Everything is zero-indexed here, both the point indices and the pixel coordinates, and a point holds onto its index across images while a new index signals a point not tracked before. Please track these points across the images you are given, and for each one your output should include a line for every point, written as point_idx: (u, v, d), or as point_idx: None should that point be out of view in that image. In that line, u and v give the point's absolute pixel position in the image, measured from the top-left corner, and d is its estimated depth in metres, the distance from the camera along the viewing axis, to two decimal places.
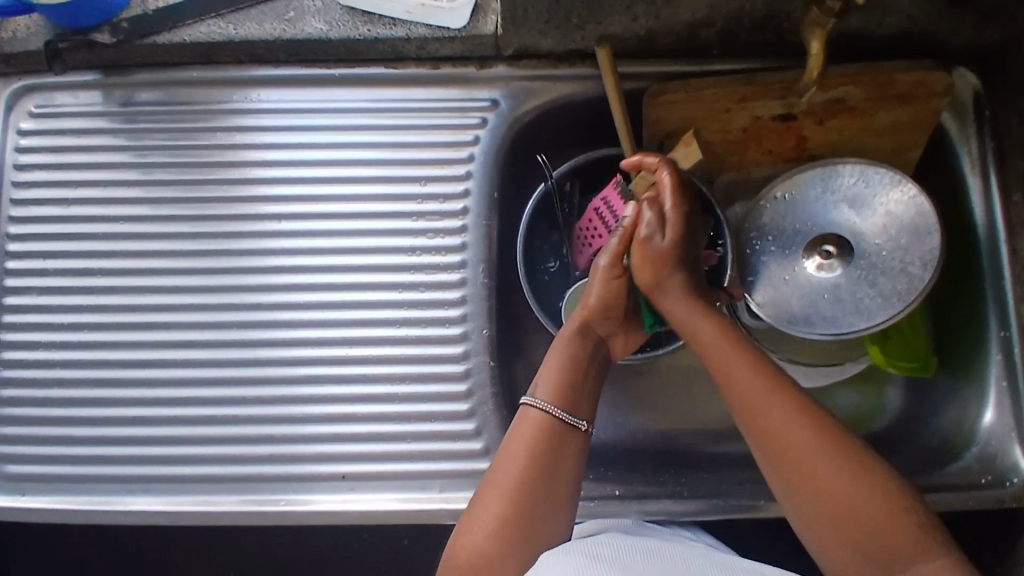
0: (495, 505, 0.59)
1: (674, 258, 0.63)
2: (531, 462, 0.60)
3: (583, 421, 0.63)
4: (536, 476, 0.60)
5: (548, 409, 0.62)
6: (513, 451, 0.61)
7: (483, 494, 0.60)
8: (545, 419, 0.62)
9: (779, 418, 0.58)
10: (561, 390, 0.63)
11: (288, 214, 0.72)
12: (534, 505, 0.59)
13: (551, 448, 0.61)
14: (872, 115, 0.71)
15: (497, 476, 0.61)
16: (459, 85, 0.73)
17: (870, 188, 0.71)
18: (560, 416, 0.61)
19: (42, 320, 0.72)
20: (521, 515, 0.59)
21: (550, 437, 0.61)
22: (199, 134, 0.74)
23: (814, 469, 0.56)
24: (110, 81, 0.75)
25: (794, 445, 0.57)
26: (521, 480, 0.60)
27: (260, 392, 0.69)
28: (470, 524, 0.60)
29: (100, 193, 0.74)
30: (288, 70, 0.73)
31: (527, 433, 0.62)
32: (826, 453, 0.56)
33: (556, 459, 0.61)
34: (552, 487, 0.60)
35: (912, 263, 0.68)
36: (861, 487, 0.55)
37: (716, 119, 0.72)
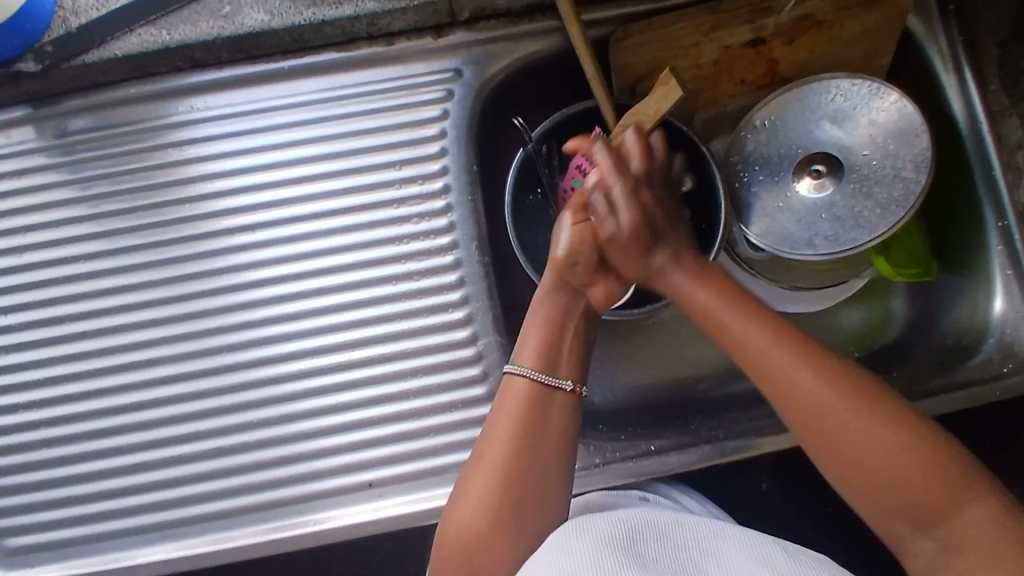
0: (484, 478, 0.56)
1: (637, 241, 0.61)
2: (519, 431, 0.56)
3: (569, 381, 0.59)
4: (525, 446, 0.56)
5: (531, 374, 0.58)
6: (500, 422, 0.57)
7: (471, 469, 0.57)
8: (528, 385, 0.58)
9: (813, 385, 0.52)
10: (537, 351, 0.59)
11: (260, 223, 0.68)
12: (526, 478, 0.55)
13: (539, 415, 0.57)
14: (840, 26, 0.70)
15: (486, 449, 0.57)
16: (418, 59, 0.69)
17: (850, 101, 0.70)
18: (543, 379, 0.58)
19: (17, 380, 0.67)
20: (512, 488, 0.55)
21: (537, 404, 0.57)
22: (149, 154, 0.69)
23: (864, 439, 0.50)
24: (42, 114, 0.69)
25: (822, 412, 0.51)
26: (508, 452, 0.56)
27: (265, 413, 0.66)
28: (460, 501, 0.56)
29: (53, 235, 0.68)
30: (233, 71, 0.69)
31: (512, 402, 0.58)
32: (873, 420, 0.50)
33: (544, 425, 0.57)
34: (544, 456, 0.56)
35: (904, 168, 0.67)
36: (920, 453, 0.49)
37: (686, 55, 0.70)
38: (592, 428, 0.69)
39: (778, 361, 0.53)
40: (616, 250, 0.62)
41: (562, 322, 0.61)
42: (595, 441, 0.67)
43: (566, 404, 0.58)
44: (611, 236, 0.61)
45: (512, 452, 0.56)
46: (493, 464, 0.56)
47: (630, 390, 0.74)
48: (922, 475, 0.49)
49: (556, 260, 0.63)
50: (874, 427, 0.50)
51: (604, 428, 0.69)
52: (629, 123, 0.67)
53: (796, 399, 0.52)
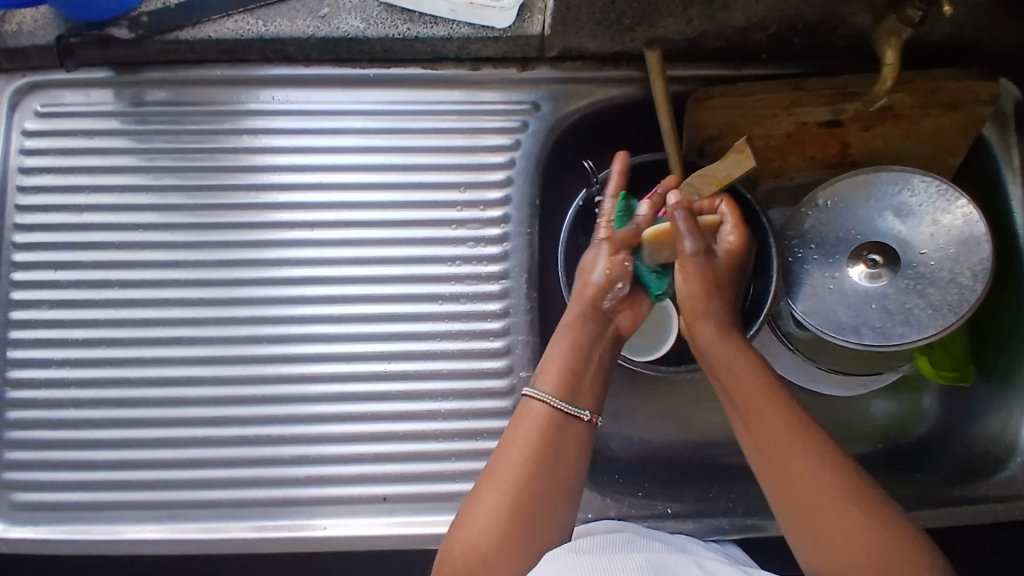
0: (493, 500, 0.54)
1: (716, 291, 0.60)
2: (535, 456, 0.55)
3: (587, 412, 0.57)
4: (543, 468, 0.55)
5: (552, 400, 0.56)
6: (518, 440, 0.56)
7: (481, 489, 0.55)
8: (548, 410, 0.56)
9: (771, 403, 0.54)
10: (563, 375, 0.57)
11: (318, 222, 0.68)
12: (535, 505, 0.54)
13: (555, 443, 0.55)
14: (917, 123, 0.70)
15: (496, 470, 0.55)
16: (500, 87, 0.70)
17: (917, 197, 0.70)
18: (563, 407, 0.56)
19: (54, 335, 0.67)
20: (520, 513, 0.53)
21: (556, 430, 0.56)
22: (222, 136, 0.70)
23: (801, 464, 0.52)
24: (123, 80, 0.70)
25: (808, 480, 0.52)
26: (520, 475, 0.54)
27: (293, 410, 0.66)
28: (466, 523, 0.54)
29: (114, 200, 0.69)
30: (318, 70, 0.69)
31: (529, 425, 0.56)
32: (852, 501, 0.51)
33: (563, 448, 0.56)
34: (557, 485, 0.55)
35: (962, 273, 0.67)
36: (848, 492, 0.52)
37: (761, 125, 0.71)
38: (607, 477, 0.69)
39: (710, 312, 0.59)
40: (695, 270, 0.59)
41: (587, 351, 0.59)
42: (613, 494, 0.67)
43: (583, 437, 0.57)
44: (699, 253, 0.59)
45: (523, 477, 0.54)
46: (505, 484, 0.54)
47: (650, 445, 0.74)
48: (842, 497, 0.51)
49: (590, 285, 0.62)
50: (814, 455, 0.53)
51: (620, 479, 0.69)
52: (696, 182, 0.67)
53: (759, 410, 0.54)
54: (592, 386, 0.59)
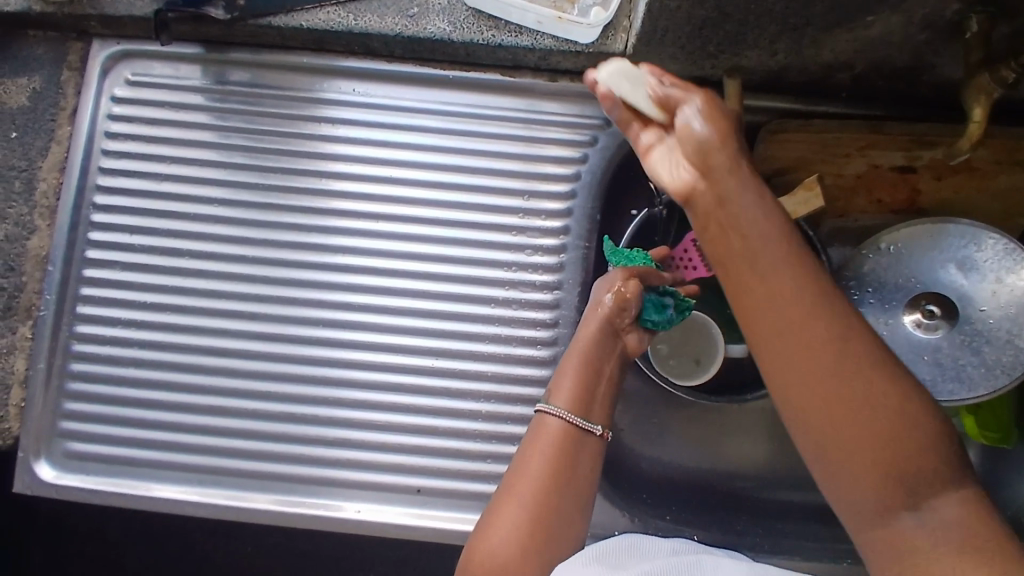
0: (512, 512, 0.56)
1: (767, 252, 0.50)
2: (554, 470, 0.57)
3: (599, 426, 0.60)
4: (554, 483, 0.57)
5: (566, 416, 0.59)
6: (533, 454, 0.58)
7: (499, 504, 0.57)
8: (563, 426, 0.59)
9: (807, 329, 0.49)
10: (576, 394, 0.60)
11: (383, 214, 0.70)
12: (553, 519, 0.56)
13: (567, 455, 0.58)
14: (992, 178, 0.69)
15: (515, 483, 0.57)
16: (575, 100, 0.71)
17: (984, 253, 0.69)
18: (578, 422, 0.58)
19: (121, 297, 0.70)
20: (538, 525, 0.56)
21: (568, 445, 0.58)
22: (300, 121, 0.72)
23: (828, 387, 0.48)
24: (212, 58, 0.73)
25: (814, 366, 0.48)
26: (539, 488, 0.56)
27: (340, 394, 0.68)
28: (489, 531, 0.56)
29: (191, 172, 0.72)
30: (400, 66, 0.71)
31: (545, 442, 0.58)
32: (858, 360, 0.48)
33: (574, 461, 0.58)
34: (574, 497, 0.57)
35: (1021, 336, 0.67)
36: (877, 381, 0.48)
37: (832, 163, 0.70)
38: (637, 497, 0.70)
39: (779, 271, 0.50)
40: None
41: (598, 370, 0.61)
42: (643, 514, 0.69)
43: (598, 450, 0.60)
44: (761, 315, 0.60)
45: (542, 490, 0.56)
46: (522, 500, 0.56)
47: (681, 469, 0.75)
48: (881, 414, 0.47)
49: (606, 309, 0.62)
50: (839, 353, 0.48)
51: (649, 500, 0.71)
52: None
53: (790, 359, 0.49)
54: (604, 402, 0.61)
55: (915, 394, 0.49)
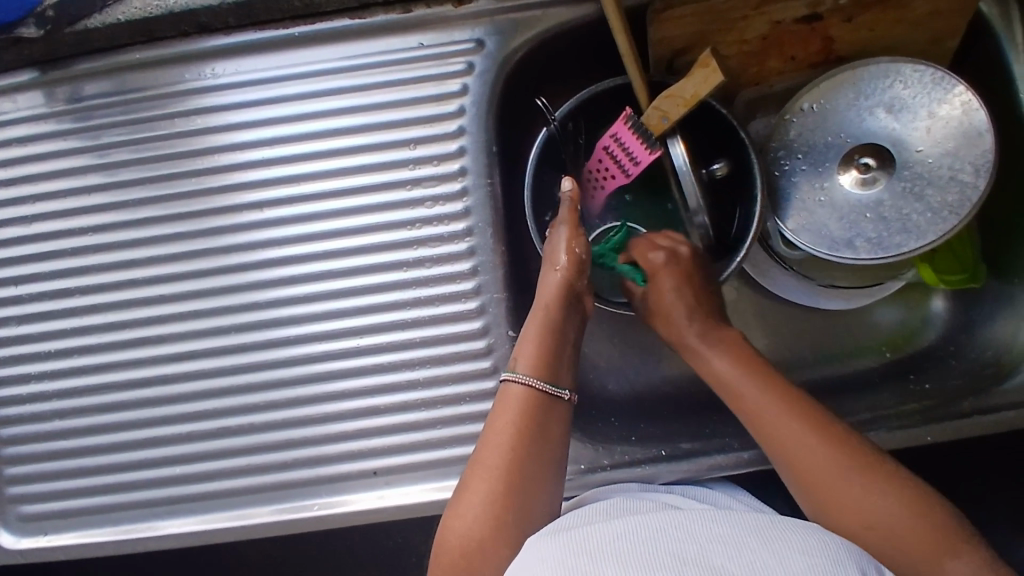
0: (482, 484, 0.52)
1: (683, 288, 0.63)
2: (520, 435, 0.54)
3: (566, 390, 0.57)
4: (526, 452, 0.53)
5: (529, 381, 0.55)
6: (498, 422, 0.55)
7: (470, 476, 0.54)
8: (526, 392, 0.55)
9: (765, 416, 0.55)
10: (535, 355, 0.56)
11: (267, 200, 0.65)
12: (526, 485, 0.52)
13: (537, 423, 0.55)
14: (908, 4, 0.62)
15: (484, 454, 0.54)
16: (438, 28, 0.64)
17: (910, 89, 0.63)
18: (540, 387, 0.55)
19: (28, 352, 0.67)
20: (510, 493, 0.52)
21: (535, 409, 0.55)
22: (156, 123, 0.66)
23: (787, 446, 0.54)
24: (47, 78, 0.66)
25: (805, 472, 0.53)
26: (508, 456, 0.53)
27: (275, 395, 0.65)
28: (460, 507, 0.53)
29: (60, 205, 0.67)
30: (242, 36, 0.64)
31: (510, 408, 0.55)
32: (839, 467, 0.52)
33: (542, 426, 0.55)
34: (546, 461, 0.54)
35: (963, 169, 0.62)
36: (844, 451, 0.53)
37: (731, 30, 0.63)
38: (605, 421, 0.68)
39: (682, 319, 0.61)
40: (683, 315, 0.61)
41: (563, 333, 0.58)
42: (605, 442, 0.65)
43: (563, 413, 0.56)
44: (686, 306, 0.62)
45: (512, 460, 0.53)
46: (493, 470, 0.53)
47: (641, 380, 0.74)
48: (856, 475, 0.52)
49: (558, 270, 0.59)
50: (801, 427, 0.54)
51: (617, 422, 0.68)
52: (662, 104, 0.60)
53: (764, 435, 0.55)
54: (567, 363, 0.58)
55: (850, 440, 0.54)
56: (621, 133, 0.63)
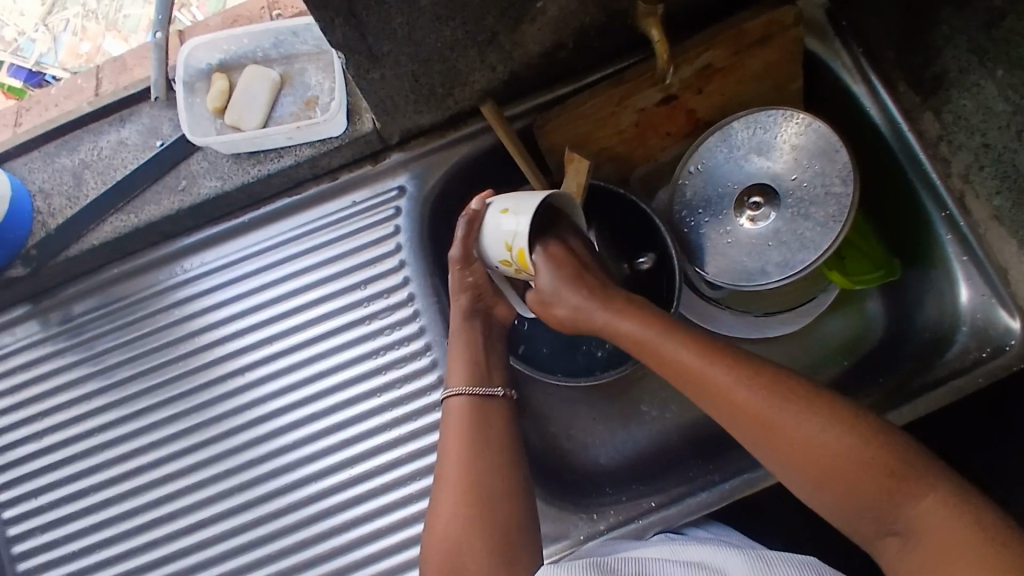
0: (451, 494, 0.61)
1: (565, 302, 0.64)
2: (472, 450, 0.63)
3: (500, 387, 0.67)
4: (480, 455, 0.63)
5: (469, 391, 0.65)
6: (452, 435, 0.64)
7: (441, 485, 0.62)
8: (467, 403, 0.65)
9: (734, 394, 0.55)
10: (465, 370, 0.66)
11: (249, 365, 0.73)
12: (488, 481, 0.62)
13: (484, 428, 0.64)
14: (742, 68, 0.74)
15: (449, 466, 0.62)
16: (364, 185, 0.75)
17: (769, 131, 0.73)
18: (479, 393, 0.65)
19: (56, 555, 0.72)
20: (472, 492, 0.61)
21: (479, 413, 0.65)
22: (142, 323, 0.75)
23: (779, 427, 0.54)
24: (42, 308, 0.76)
25: (765, 417, 0.54)
26: (465, 468, 0.62)
27: (288, 540, 0.70)
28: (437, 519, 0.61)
29: (67, 414, 0.74)
30: (202, 234, 0.75)
31: (457, 421, 0.64)
32: (779, 402, 0.54)
33: (488, 429, 0.64)
34: (502, 456, 0.63)
35: (833, 183, 0.70)
36: (828, 432, 0.53)
37: (607, 125, 0.74)
38: (598, 492, 0.72)
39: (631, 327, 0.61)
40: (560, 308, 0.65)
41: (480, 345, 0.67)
42: (600, 506, 0.69)
43: (502, 410, 0.66)
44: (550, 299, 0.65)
45: (472, 465, 0.62)
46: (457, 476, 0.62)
47: (630, 447, 0.76)
48: (859, 457, 0.52)
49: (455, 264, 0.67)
50: (785, 408, 0.54)
51: (611, 490, 0.72)
52: None
53: (762, 432, 0.54)
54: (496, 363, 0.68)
55: (843, 407, 0.54)
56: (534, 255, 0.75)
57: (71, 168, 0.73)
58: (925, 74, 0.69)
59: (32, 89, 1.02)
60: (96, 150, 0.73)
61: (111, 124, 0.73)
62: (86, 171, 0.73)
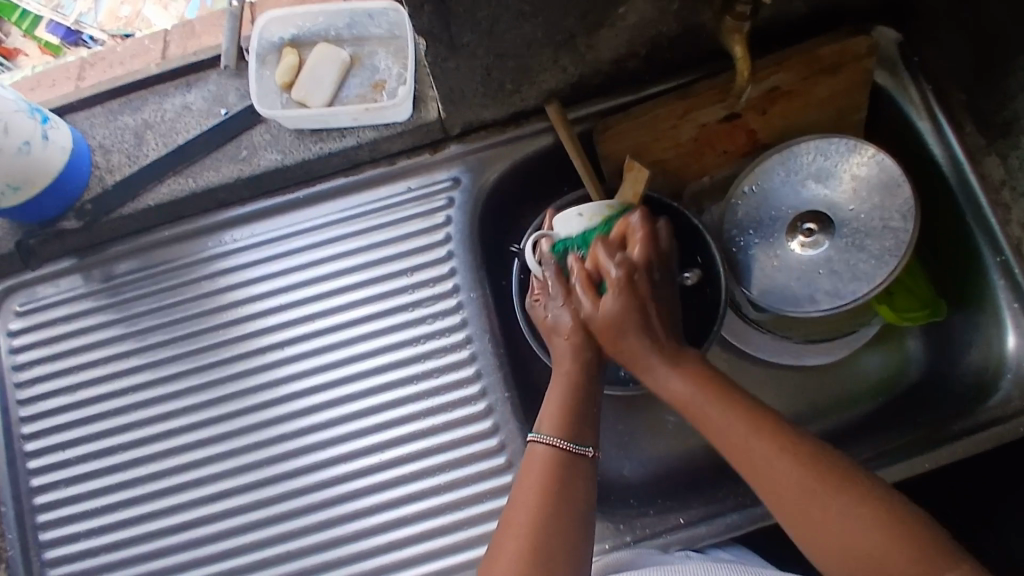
0: (513, 542, 0.55)
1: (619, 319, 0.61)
2: (544, 503, 0.56)
3: (590, 446, 0.59)
4: (553, 512, 0.56)
5: (555, 442, 0.58)
6: (528, 484, 0.58)
7: (503, 533, 0.56)
8: (552, 452, 0.58)
9: (782, 475, 0.54)
10: (558, 419, 0.59)
11: (287, 340, 0.73)
12: (555, 539, 0.55)
13: (562, 483, 0.57)
14: (810, 93, 0.73)
15: (514, 515, 0.56)
16: (420, 173, 0.75)
17: (830, 159, 0.73)
18: (567, 446, 0.58)
19: (78, 510, 0.72)
20: (538, 546, 0.54)
21: (559, 470, 0.58)
22: (185, 288, 0.75)
23: (803, 506, 0.53)
24: (87, 263, 0.76)
25: (781, 489, 0.54)
26: (535, 517, 0.55)
27: (308, 519, 0.70)
28: (499, 553, 0.55)
29: (103, 371, 0.75)
30: (254, 205, 0.75)
31: (535, 470, 0.58)
32: (805, 478, 0.53)
33: (567, 486, 0.57)
34: (576, 517, 0.56)
35: (892, 218, 0.70)
36: (865, 503, 0.52)
37: (666, 137, 0.73)
38: (623, 503, 0.71)
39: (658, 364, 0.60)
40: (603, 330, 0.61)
41: (581, 394, 0.61)
42: (626, 518, 0.69)
43: (587, 471, 0.58)
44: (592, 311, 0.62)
45: (538, 518, 0.55)
46: (523, 527, 0.55)
47: (659, 461, 0.75)
48: (874, 535, 0.50)
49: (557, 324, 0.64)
50: (814, 483, 0.53)
51: (635, 503, 0.71)
52: None
53: (778, 502, 0.54)
54: (591, 420, 0.61)
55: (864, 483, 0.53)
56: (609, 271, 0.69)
57: (133, 127, 0.73)
58: (994, 116, 0.69)
59: (68, 47, 1.03)
60: (160, 112, 0.74)
61: (177, 87, 0.74)
62: (147, 132, 0.73)
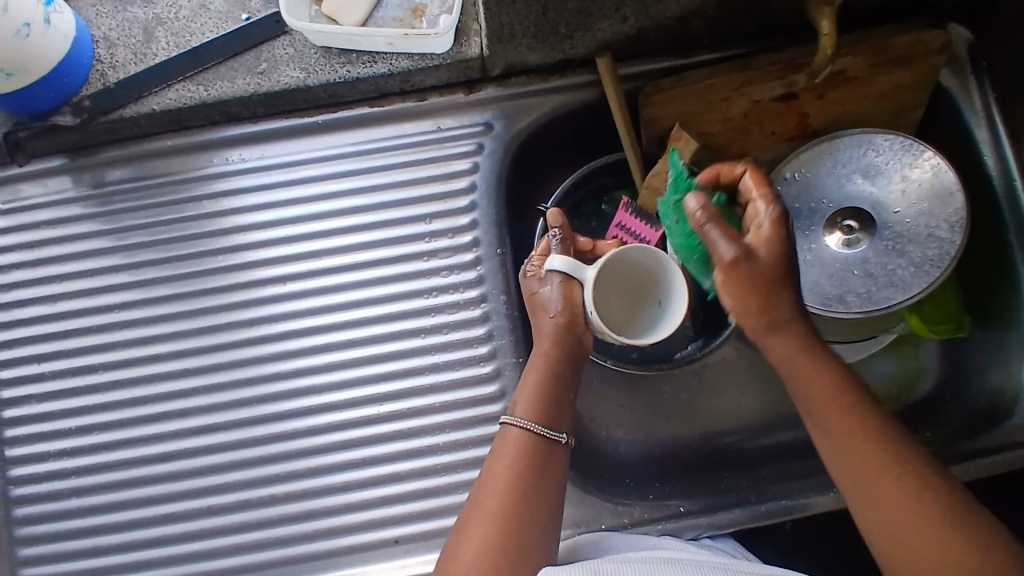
0: (478, 532, 0.53)
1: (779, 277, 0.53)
2: (512, 492, 0.54)
3: (564, 433, 0.57)
4: (519, 502, 0.54)
5: (528, 426, 0.56)
6: (496, 468, 0.56)
7: (467, 517, 0.54)
8: (523, 436, 0.56)
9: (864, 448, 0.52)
10: (535, 404, 0.57)
11: (289, 275, 0.69)
12: (519, 530, 0.53)
13: (532, 469, 0.55)
14: (872, 83, 0.69)
15: (481, 500, 0.54)
16: (450, 113, 0.70)
17: (883, 156, 0.69)
18: (537, 430, 0.56)
19: (49, 428, 0.68)
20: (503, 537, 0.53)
21: (531, 455, 0.56)
22: (183, 205, 0.70)
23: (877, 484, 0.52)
24: (77, 165, 0.70)
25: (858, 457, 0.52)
26: (502, 506, 0.54)
27: (291, 465, 0.66)
28: (462, 539, 0.53)
29: (87, 284, 0.70)
30: (267, 124, 0.70)
31: (507, 455, 0.56)
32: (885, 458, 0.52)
33: (536, 474, 0.55)
34: (541, 507, 0.54)
35: (939, 227, 0.67)
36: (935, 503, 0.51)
37: (716, 110, 0.69)
38: (620, 484, 0.69)
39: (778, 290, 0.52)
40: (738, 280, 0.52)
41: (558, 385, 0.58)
42: (625, 500, 0.67)
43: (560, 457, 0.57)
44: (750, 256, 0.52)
45: (504, 505, 0.54)
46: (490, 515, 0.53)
47: (659, 443, 0.73)
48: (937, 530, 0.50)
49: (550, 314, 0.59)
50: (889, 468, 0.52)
51: (631, 483, 0.69)
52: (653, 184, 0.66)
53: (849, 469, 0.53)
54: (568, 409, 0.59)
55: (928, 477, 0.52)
56: (627, 222, 0.68)
57: (143, 21, 0.67)
58: None
59: None
60: (174, 9, 0.67)
61: None
62: (158, 29, 0.67)
